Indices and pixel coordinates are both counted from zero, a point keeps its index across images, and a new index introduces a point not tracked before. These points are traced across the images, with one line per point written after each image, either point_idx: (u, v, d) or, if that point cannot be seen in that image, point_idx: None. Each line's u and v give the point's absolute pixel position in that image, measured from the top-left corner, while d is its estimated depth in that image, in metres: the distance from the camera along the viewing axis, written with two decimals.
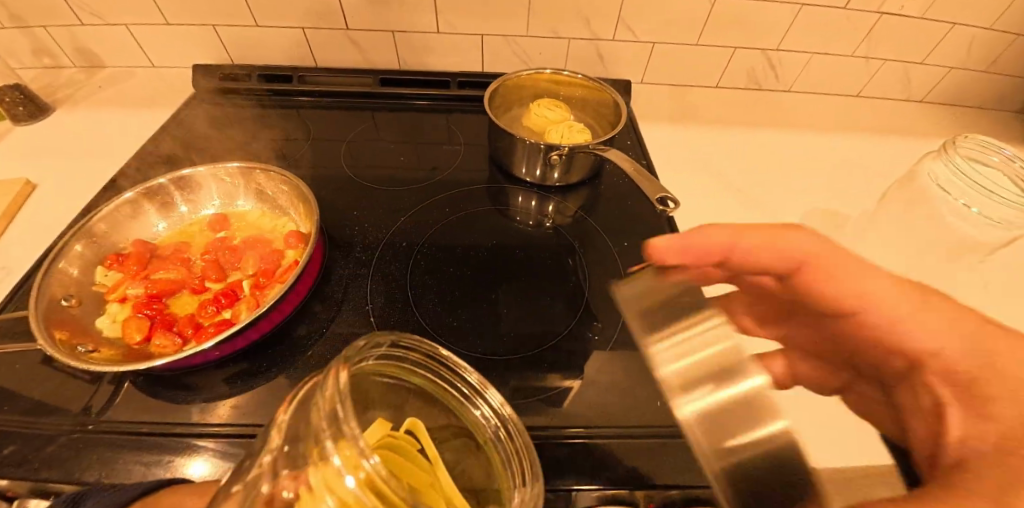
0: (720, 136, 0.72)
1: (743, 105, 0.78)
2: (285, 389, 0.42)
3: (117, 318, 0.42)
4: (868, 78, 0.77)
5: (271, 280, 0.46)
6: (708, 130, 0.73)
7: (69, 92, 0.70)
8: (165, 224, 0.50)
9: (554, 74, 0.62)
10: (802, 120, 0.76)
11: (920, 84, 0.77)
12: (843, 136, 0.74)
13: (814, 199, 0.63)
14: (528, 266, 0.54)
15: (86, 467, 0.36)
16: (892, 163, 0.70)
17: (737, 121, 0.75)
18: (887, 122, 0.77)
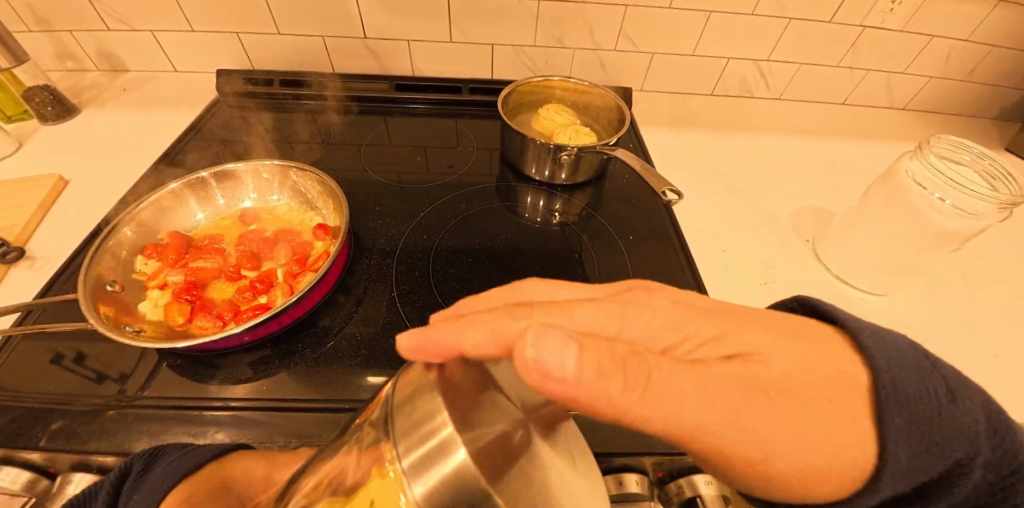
0: (714, 140, 0.77)
1: (736, 112, 0.83)
2: (319, 368, 0.45)
3: (159, 303, 0.45)
4: (852, 87, 0.83)
5: (303, 268, 0.49)
6: (704, 135, 0.78)
7: (93, 94, 0.73)
8: (204, 215, 0.53)
9: (562, 80, 0.66)
10: (793, 127, 0.81)
11: (901, 93, 0.83)
12: (831, 141, 0.79)
13: (804, 197, 0.68)
14: (541, 258, 0.57)
15: (136, 439, 0.39)
16: (876, 165, 0.75)
17: (731, 127, 0.80)
18: (871, 127, 0.82)
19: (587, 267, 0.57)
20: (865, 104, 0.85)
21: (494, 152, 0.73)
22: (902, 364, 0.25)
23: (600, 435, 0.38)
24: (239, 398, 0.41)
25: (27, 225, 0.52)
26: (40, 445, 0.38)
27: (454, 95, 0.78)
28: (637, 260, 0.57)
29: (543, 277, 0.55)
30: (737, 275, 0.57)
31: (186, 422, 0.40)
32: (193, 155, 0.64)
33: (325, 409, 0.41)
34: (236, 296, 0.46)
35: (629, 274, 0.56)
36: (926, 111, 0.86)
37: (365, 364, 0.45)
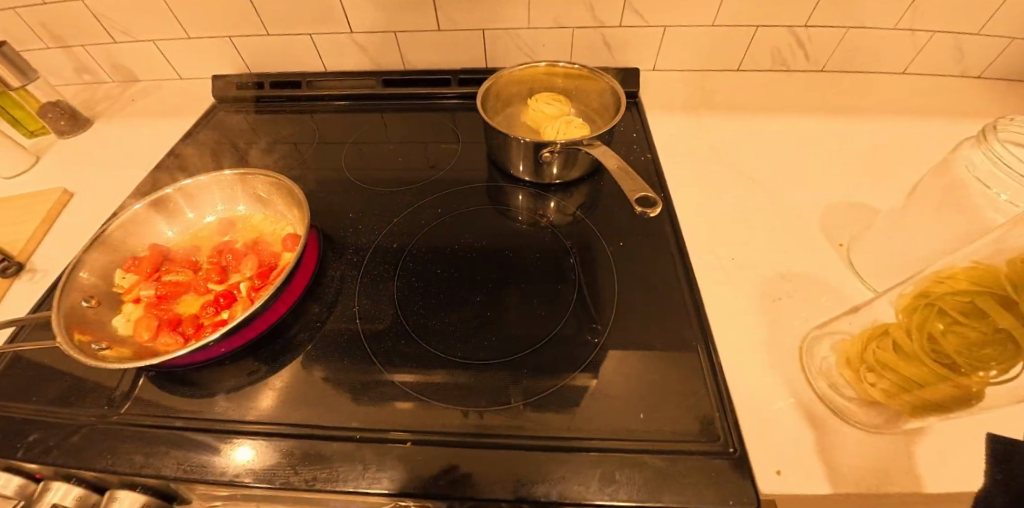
0: (735, 124, 0.67)
1: (765, 88, 0.72)
2: (278, 387, 0.44)
3: (132, 317, 0.47)
4: (913, 54, 0.69)
5: (266, 281, 0.48)
6: (723, 118, 0.68)
7: (106, 105, 0.76)
8: (175, 230, 0.54)
9: (550, 66, 0.59)
10: (835, 104, 0.69)
11: (975, 58, 0.68)
12: (878, 120, 0.67)
13: (839, 192, 0.58)
14: (519, 266, 0.53)
15: (98, 456, 0.40)
16: (937, 148, 0.62)
17: (757, 108, 0.69)
18: (936, 102, 0.69)
19: (573, 276, 0.51)
20: (929, 73, 0.71)
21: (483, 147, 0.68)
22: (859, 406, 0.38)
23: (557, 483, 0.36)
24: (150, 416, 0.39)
25: (31, 239, 0.55)
26: (16, 456, 0.40)
27: (442, 87, 0.73)
28: (625, 270, 0.51)
29: (518, 288, 0.51)
30: (747, 289, 0.49)
31: (142, 441, 0.41)
32: (187, 163, 0.65)
33: (278, 434, 0.41)
34: (201, 311, 0.46)
35: (614, 289, 0.50)
36: (1010, 79, 0.70)
37: (326, 385, 0.44)
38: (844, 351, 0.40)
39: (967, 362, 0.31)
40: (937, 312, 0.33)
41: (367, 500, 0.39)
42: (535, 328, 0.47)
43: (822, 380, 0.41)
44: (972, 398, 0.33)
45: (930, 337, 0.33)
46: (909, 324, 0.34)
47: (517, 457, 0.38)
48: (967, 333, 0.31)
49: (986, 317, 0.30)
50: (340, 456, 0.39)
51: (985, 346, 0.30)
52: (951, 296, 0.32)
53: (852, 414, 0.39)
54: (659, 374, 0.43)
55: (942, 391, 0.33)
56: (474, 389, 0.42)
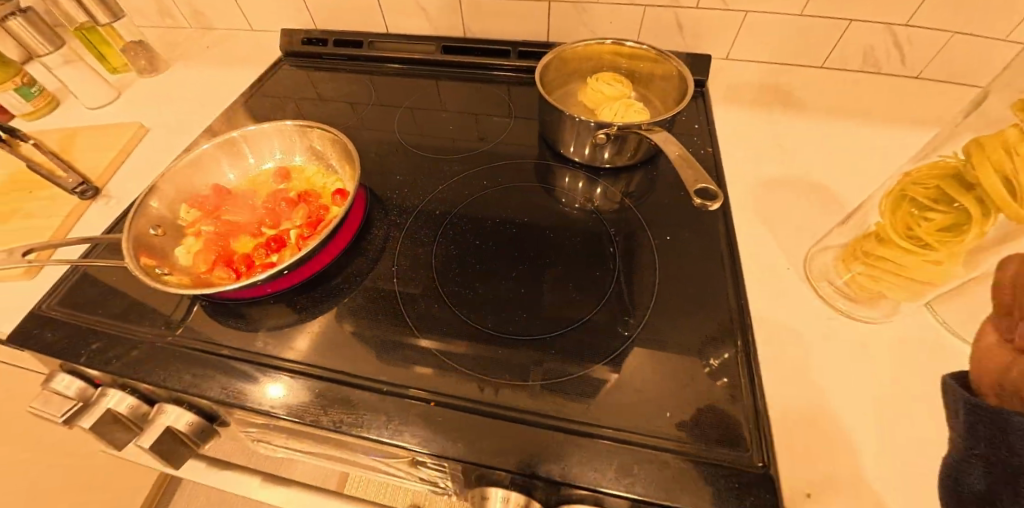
0: (806, 126, 0.63)
1: (846, 90, 0.66)
2: (317, 332, 0.46)
3: (191, 250, 0.49)
4: None
5: (314, 231, 0.50)
6: (792, 119, 0.64)
7: (184, 49, 0.80)
8: (235, 174, 0.56)
9: (617, 44, 0.56)
10: (925, 115, 0.63)
11: None
12: None
13: None
14: (559, 246, 0.52)
15: (152, 371, 0.43)
16: None
17: (838, 112, 0.64)
18: None
19: (613, 264, 0.50)
20: None
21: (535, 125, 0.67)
22: (855, 310, 0.44)
23: (569, 465, 0.36)
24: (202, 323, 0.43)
25: (109, 167, 0.60)
26: (82, 360, 0.45)
27: (500, 59, 0.72)
28: (669, 264, 0.50)
29: (555, 268, 0.50)
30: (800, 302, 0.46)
31: (191, 363, 0.44)
32: (251, 111, 0.68)
33: (313, 376, 0.42)
34: (253, 252, 0.49)
35: (655, 282, 0.48)
36: None
37: (358, 339, 0.45)
38: (844, 255, 0.45)
39: (942, 241, 0.35)
40: (911, 202, 0.37)
41: (386, 451, 0.40)
42: (568, 310, 0.46)
43: (823, 287, 0.46)
44: (952, 279, 0.37)
45: (906, 225, 0.37)
46: (890, 216, 0.38)
47: (535, 433, 0.37)
48: (936, 217, 0.35)
49: (949, 199, 0.35)
50: (365, 405, 0.40)
51: (951, 226, 0.35)
52: (919, 185, 0.36)
53: (854, 311, 0.44)
54: (691, 375, 0.41)
55: (926, 274, 0.37)
56: (501, 362, 0.42)
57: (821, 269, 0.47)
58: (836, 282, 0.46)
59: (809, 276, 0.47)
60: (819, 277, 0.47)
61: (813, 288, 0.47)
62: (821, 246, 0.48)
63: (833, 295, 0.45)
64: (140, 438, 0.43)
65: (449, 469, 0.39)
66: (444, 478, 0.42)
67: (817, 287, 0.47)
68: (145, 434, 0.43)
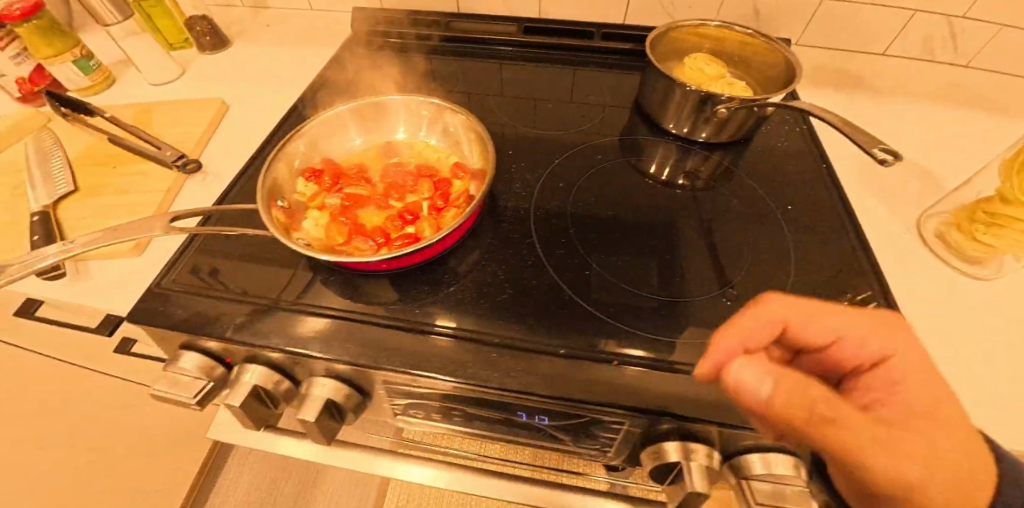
0: (878, 107, 0.66)
1: (906, 77, 0.70)
2: (462, 299, 0.44)
3: (318, 222, 0.48)
4: None
5: (446, 203, 0.49)
6: (863, 101, 0.67)
7: (243, 28, 0.77)
8: (361, 140, 0.57)
9: (719, 26, 0.57)
10: (981, 101, 0.68)
11: None
12: None
13: None
14: (683, 214, 0.53)
15: (294, 340, 0.41)
16: None
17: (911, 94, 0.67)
18: None
19: (740, 228, 0.51)
20: None
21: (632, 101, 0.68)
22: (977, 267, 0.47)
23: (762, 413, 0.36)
24: (327, 303, 0.42)
25: (194, 142, 0.57)
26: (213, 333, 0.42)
27: (582, 40, 0.73)
28: (792, 228, 0.51)
29: (689, 233, 0.51)
30: (922, 261, 0.48)
31: (337, 331, 0.41)
32: (333, 88, 0.66)
33: (475, 340, 0.41)
34: (385, 224, 0.48)
35: (784, 243, 0.50)
36: None
37: (508, 303, 0.44)
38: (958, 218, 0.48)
39: None
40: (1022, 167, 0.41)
41: (563, 413, 0.40)
42: (712, 272, 0.47)
43: (940, 246, 0.49)
44: None
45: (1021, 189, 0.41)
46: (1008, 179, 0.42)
47: (724, 388, 0.37)
48: None
49: None
50: (541, 366, 0.39)
51: None
52: None
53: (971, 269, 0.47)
54: (840, 327, 0.42)
55: None
56: (661, 323, 0.43)
57: (936, 233, 0.50)
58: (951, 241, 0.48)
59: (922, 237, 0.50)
60: (935, 236, 0.50)
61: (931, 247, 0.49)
62: (933, 209, 0.51)
63: (951, 253, 0.48)
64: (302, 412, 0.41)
65: (629, 426, 0.39)
66: (615, 439, 0.41)
67: (931, 247, 0.49)
68: (306, 408, 0.41)
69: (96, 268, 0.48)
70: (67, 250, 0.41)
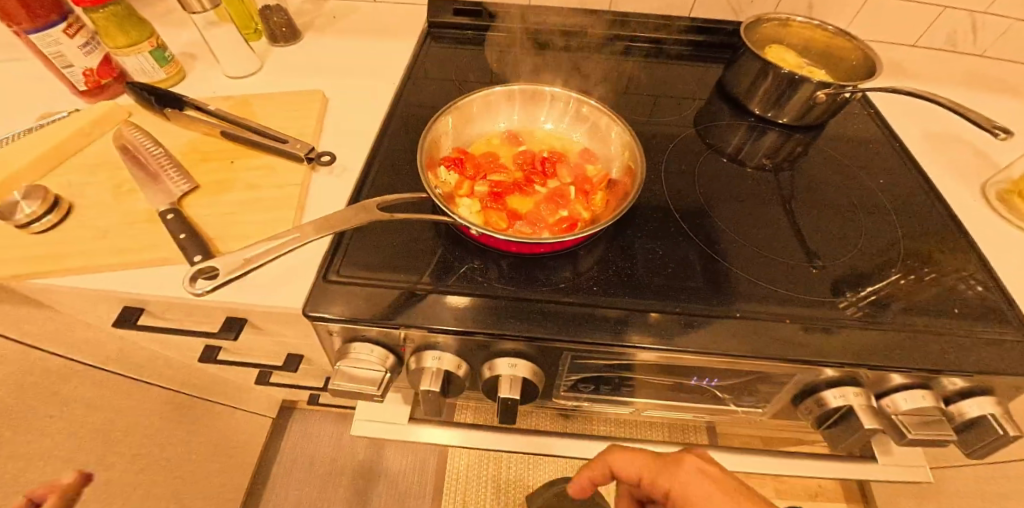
0: (928, 88, 0.72)
1: (940, 64, 0.76)
2: (625, 278, 0.48)
3: (473, 210, 0.49)
4: None
5: (591, 188, 0.52)
6: (912, 83, 0.73)
7: (308, 20, 0.75)
8: (505, 124, 0.59)
9: (804, 22, 0.63)
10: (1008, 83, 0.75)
11: None
12: None
13: None
14: (782, 192, 0.61)
15: (487, 324, 0.43)
16: None
17: (964, 82, 0.73)
18: None
19: (830, 204, 0.60)
20: None
21: (712, 90, 0.72)
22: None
23: (898, 350, 0.44)
24: (490, 313, 0.44)
25: (306, 136, 0.56)
26: (399, 324, 0.42)
27: (659, 31, 0.76)
28: (872, 202, 0.60)
29: (795, 208, 0.59)
30: (993, 225, 0.56)
31: (523, 313, 0.44)
32: (427, 82, 0.66)
33: (655, 310, 0.45)
34: (537, 209, 0.50)
35: (868, 217, 0.58)
36: None
37: (666, 279, 0.49)
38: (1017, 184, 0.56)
39: None
40: None
41: (736, 371, 0.45)
42: (819, 242, 0.55)
43: (1000, 209, 0.57)
44: None
45: None
46: None
47: (866, 336, 0.45)
48: None
49: None
50: (718, 326, 0.44)
51: None
52: None
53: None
54: (937, 282, 0.51)
55: None
56: (803, 285, 0.49)
57: (994, 197, 0.58)
58: (1008, 206, 0.57)
59: (977, 206, 0.58)
60: (995, 202, 0.58)
61: (997, 210, 0.57)
62: (987, 181, 0.60)
63: (1011, 216, 0.56)
64: (505, 393, 0.43)
65: (792, 375, 0.45)
66: (771, 388, 0.48)
67: (991, 213, 0.57)
68: (507, 387, 0.43)
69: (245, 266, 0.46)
70: (251, 261, 0.35)
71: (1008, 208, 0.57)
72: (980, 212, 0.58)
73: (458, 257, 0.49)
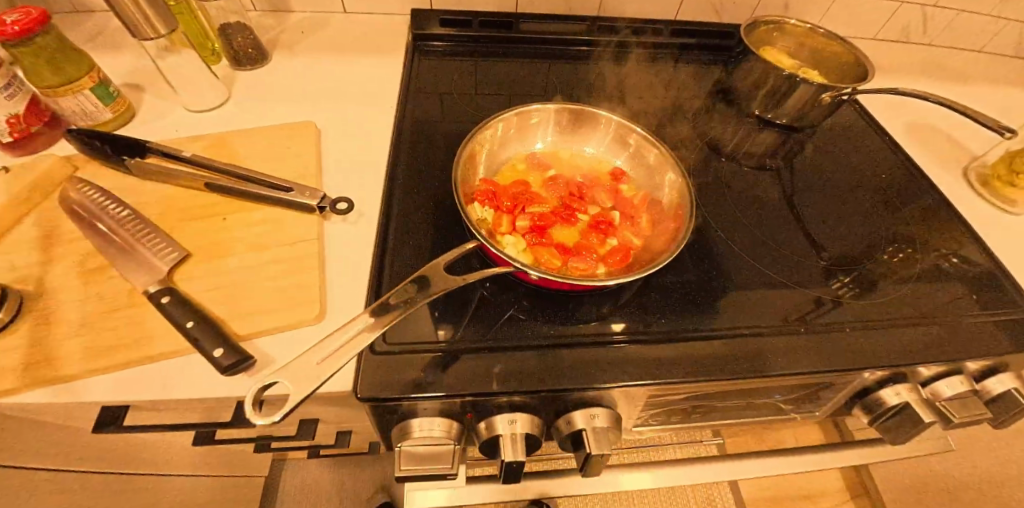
0: (896, 80, 0.77)
1: (901, 56, 0.81)
2: (677, 304, 0.47)
3: (519, 248, 0.45)
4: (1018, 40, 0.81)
5: (634, 211, 0.49)
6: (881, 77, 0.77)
7: (272, 36, 0.66)
8: (543, 144, 0.56)
9: (800, 25, 0.64)
10: (962, 70, 0.80)
11: None
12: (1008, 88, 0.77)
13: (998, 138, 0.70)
14: (792, 191, 0.62)
15: (555, 377, 0.39)
16: None
17: (924, 72, 0.79)
18: None
19: (836, 200, 0.62)
20: None
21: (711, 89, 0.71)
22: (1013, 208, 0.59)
23: (933, 344, 0.46)
24: (553, 365, 0.40)
25: (302, 177, 0.49)
26: (460, 393, 0.38)
27: (655, 36, 0.74)
28: (871, 195, 0.63)
29: (807, 207, 0.61)
30: (979, 208, 0.60)
31: (589, 358, 0.41)
32: (424, 105, 0.60)
33: (714, 336, 0.44)
34: (586, 240, 0.47)
35: (871, 210, 0.61)
36: None
37: (713, 299, 0.48)
38: (995, 169, 0.61)
39: None
40: None
41: (794, 385, 0.46)
42: (837, 240, 0.57)
43: (984, 193, 0.61)
44: None
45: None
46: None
47: (904, 335, 0.47)
48: None
49: None
50: (775, 344, 0.44)
51: None
52: None
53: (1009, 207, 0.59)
54: (945, 268, 0.54)
55: None
56: (836, 289, 0.51)
57: (976, 182, 0.62)
58: (989, 190, 0.61)
59: (960, 191, 0.62)
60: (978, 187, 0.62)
61: (981, 194, 0.61)
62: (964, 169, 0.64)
63: (994, 200, 0.60)
64: (593, 449, 0.40)
65: (842, 381, 0.46)
66: (821, 393, 0.49)
67: (973, 196, 0.62)
68: (595, 443, 0.40)
69: (270, 348, 0.38)
70: (325, 360, 0.30)
71: (991, 191, 0.61)
72: (964, 197, 0.62)
73: (504, 302, 0.45)
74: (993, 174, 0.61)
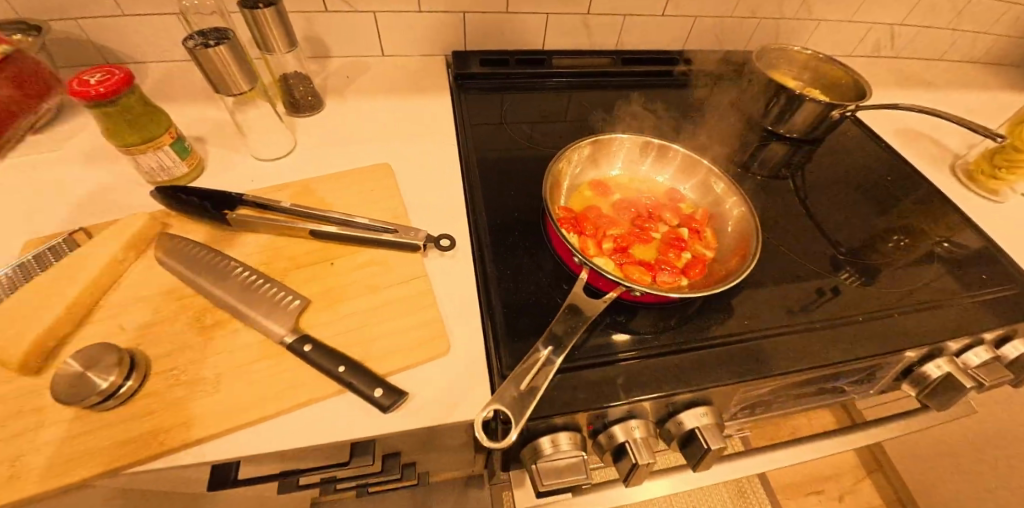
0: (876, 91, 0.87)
1: (875, 69, 0.92)
2: (746, 308, 0.52)
3: (610, 267, 0.49)
4: (967, 50, 0.94)
5: (699, 225, 0.55)
6: None
7: (320, 82, 0.69)
8: (619, 168, 0.61)
9: (800, 51, 0.74)
10: (927, 79, 0.92)
11: (1011, 50, 0.94)
12: (968, 93, 0.89)
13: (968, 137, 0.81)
14: (812, 196, 0.70)
15: (662, 385, 0.44)
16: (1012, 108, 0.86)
17: (898, 83, 0.89)
18: (996, 80, 0.93)
19: (851, 200, 0.70)
20: (980, 62, 0.96)
21: (726, 109, 0.79)
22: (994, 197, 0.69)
23: (960, 323, 0.54)
24: (660, 374, 0.45)
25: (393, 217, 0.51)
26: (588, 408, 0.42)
27: (670, 64, 0.81)
28: (878, 194, 0.71)
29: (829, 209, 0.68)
30: (968, 199, 0.70)
31: (685, 365, 0.46)
32: (484, 140, 0.63)
33: (783, 333, 0.50)
34: (666, 255, 0.51)
35: (881, 207, 0.69)
36: None
37: (774, 300, 0.54)
38: (978, 166, 0.71)
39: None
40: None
41: (854, 370, 0.52)
42: (861, 238, 0.64)
43: (971, 187, 0.71)
44: None
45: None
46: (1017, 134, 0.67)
47: (933, 315, 0.54)
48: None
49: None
50: (833, 336, 0.51)
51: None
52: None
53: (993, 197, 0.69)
54: (951, 253, 0.63)
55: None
56: (871, 280, 0.58)
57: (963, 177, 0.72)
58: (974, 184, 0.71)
59: (949, 185, 0.72)
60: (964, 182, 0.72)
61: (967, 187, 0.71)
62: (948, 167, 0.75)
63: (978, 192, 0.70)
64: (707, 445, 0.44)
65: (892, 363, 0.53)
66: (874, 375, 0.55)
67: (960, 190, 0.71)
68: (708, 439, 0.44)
69: (409, 382, 0.40)
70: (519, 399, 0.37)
71: (976, 185, 0.71)
72: (954, 191, 0.71)
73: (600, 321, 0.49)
74: (976, 170, 0.71)
